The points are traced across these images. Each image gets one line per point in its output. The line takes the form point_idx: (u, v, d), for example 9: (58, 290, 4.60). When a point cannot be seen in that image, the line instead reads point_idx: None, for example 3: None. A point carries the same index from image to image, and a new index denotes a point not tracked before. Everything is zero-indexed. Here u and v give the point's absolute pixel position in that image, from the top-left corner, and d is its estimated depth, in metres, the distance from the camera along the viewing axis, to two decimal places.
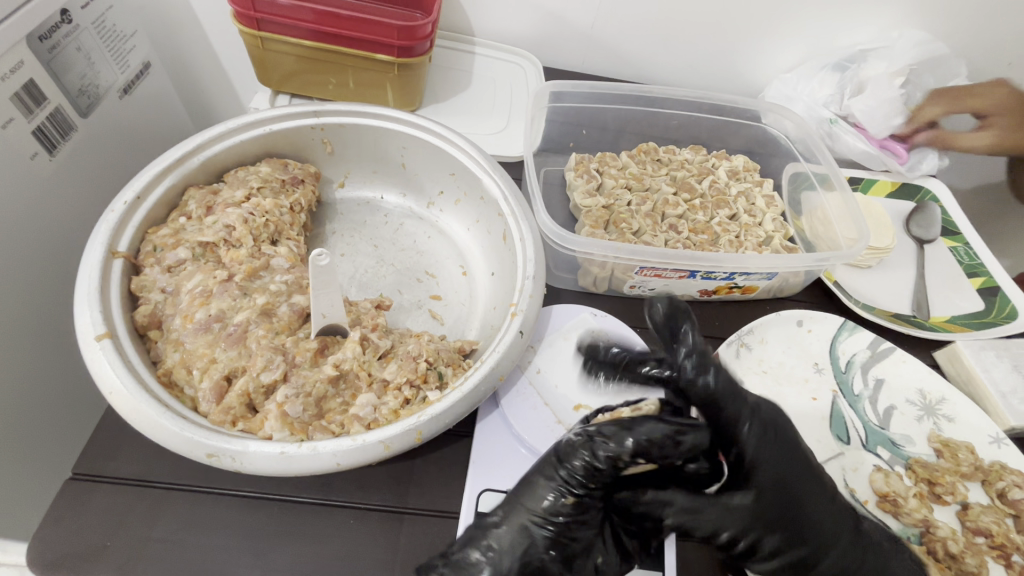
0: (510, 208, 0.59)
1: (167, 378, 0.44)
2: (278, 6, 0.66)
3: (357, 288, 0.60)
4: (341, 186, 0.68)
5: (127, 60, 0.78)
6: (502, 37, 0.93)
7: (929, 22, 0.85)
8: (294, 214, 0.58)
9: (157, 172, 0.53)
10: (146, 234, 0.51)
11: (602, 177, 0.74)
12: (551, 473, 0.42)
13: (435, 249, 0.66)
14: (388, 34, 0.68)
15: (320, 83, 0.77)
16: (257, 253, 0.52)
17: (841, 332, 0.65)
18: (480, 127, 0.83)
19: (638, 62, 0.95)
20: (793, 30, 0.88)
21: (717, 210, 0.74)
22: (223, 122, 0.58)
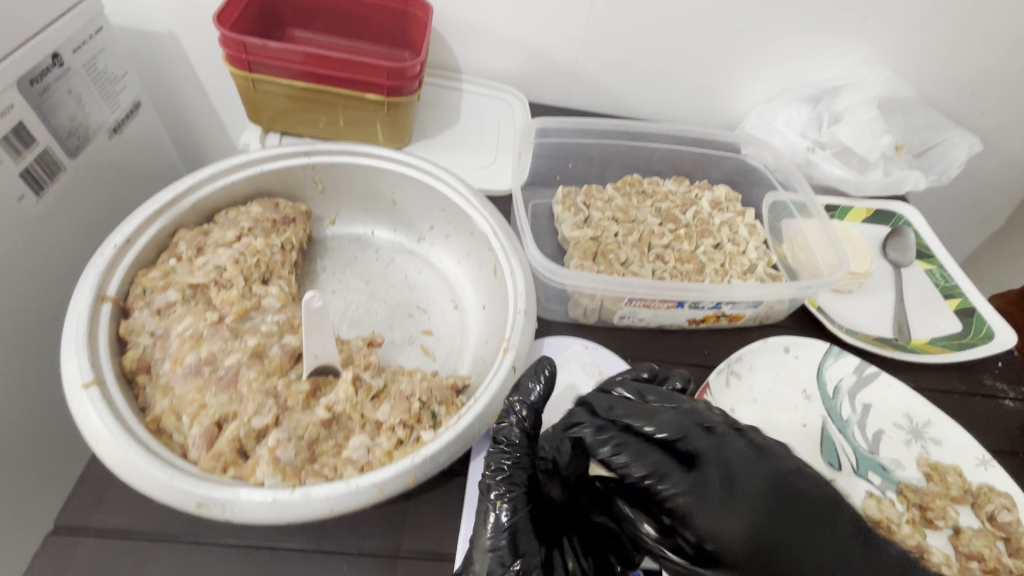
0: (500, 243, 0.60)
1: (156, 425, 0.43)
2: (269, 49, 0.67)
3: (348, 325, 0.59)
4: (332, 224, 0.68)
5: (117, 101, 0.81)
6: (488, 74, 0.96)
7: (891, 57, 0.91)
8: (285, 253, 0.58)
9: (147, 215, 0.53)
10: (136, 277, 0.50)
11: (589, 210, 0.76)
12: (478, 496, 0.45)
13: (426, 283, 0.66)
14: (377, 75, 0.70)
15: (310, 122, 0.78)
16: (248, 294, 0.52)
17: (827, 357, 0.66)
18: (469, 161, 0.85)
19: (620, 96, 0.98)
20: (764, 66, 0.93)
21: (702, 239, 0.76)
22: (214, 163, 0.59)
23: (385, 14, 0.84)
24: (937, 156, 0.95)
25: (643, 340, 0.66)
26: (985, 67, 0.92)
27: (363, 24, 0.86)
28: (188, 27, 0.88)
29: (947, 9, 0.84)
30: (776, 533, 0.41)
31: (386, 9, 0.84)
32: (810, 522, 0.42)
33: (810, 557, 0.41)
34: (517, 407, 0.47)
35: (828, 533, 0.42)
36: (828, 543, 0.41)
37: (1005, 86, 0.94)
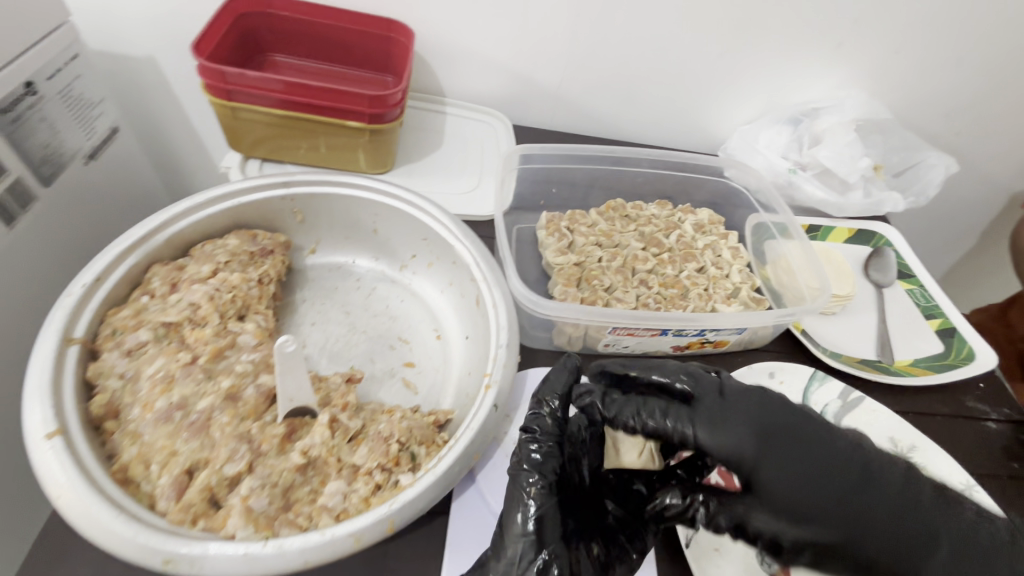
0: (482, 274, 0.59)
1: (123, 474, 0.41)
2: (248, 78, 0.67)
3: (328, 359, 0.58)
4: (312, 253, 0.67)
5: (93, 127, 0.81)
6: (472, 97, 0.96)
7: (868, 79, 0.93)
8: (262, 286, 0.57)
9: (118, 252, 0.51)
10: (106, 317, 0.49)
11: (572, 235, 0.76)
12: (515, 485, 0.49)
13: (408, 312, 0.65)
14: (358, 103, 0.70)
15: (291, 148, 0.77)
16: (223, 331, 0.51)
17: (812, 382, 0.66)
18: (452, 186, 0.84)
19: (603, 118, 0.99)
20: (744, 89, 0.94)
21: (685, 263, 0.76)
22: (189, 197, 0.58)
23: (367, 39, 0.84)
24: (916, 176, 0.96)
25: None
26: (958, 89, 0.94)
27: (345, 49, 0.86)
28: (168, 52, 0.88)
29: (919, 33, 0.86)
30: (761, 442, 0.49)
31: (368, 35, 0.84)
32: (804, 462, 0.48)
33: (795, 468, 0.47)
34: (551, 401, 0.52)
35: (812, 445, 0.48)
36: (809, 444, 0.48)
37: (977, 108, 0.96)
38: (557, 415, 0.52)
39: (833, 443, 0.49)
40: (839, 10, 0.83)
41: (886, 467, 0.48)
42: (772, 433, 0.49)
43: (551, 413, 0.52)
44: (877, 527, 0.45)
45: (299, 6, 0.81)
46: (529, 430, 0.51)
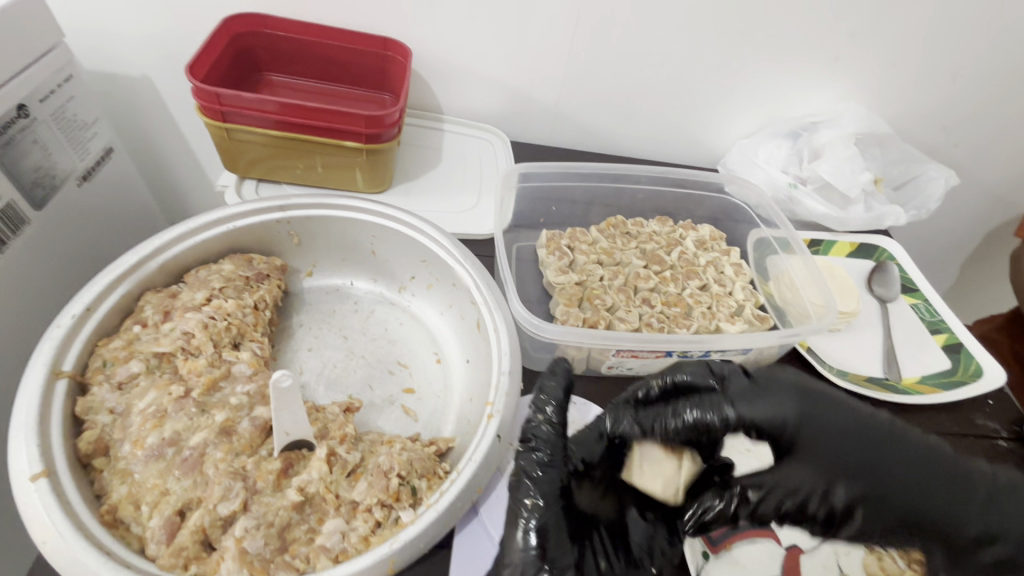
0: (483, 297, 0.58)
1: (111, 516, 0.40)
2: (243, 99, 0.66)
3: (325, 386, 0.57)
4: (309, 276, 0.66)
5: (87, 148, 0.80)
6: (470, 114, 0.96)
7: (866, 93, 0.93)
8: (258, 312, 0.56)
9: (110, 280, 0.50)
10: (96, 348, 0.48)
11: (573, 253, 0.75)
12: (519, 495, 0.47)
13: (407, 336, 0.64)
14: (355, 123, 0.69)
15: (287, 168, 0.76)
16: (217, 361, 0.49)
17: None
18: (450, 204, 0.84)
19: (602, 133, 0.99)
20: (742, 103, 0.94)
21: (687, 280, 0.75)
22: (183, 222, 0.57)
23: (364, 57, 0.84)
24: (916, 189, 0.96)
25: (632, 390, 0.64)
26: (955, 101, 0.94)
27: (342, 68, 0.85)
28: (164, 72, 0.87)
29: (916, 46, 0.87)
30: (803, 421, 0.52)
31: (365, 53, 0.83)
32: (881, 446, 0.51)
33: (837, 437, 0.51)
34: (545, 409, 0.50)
35: (852, 420, 0.52)
36: (840, 421, 0.52)
37: (975, 120, 0.96)
38: (559, 425, 0.50)
39: (867, 417, 0.53)
40: (835, 24, 0.84)
41: (919, 439, 0.52)
42: (813, 411, 0.52)
43: (551, 422, 0.50)
44: (915, 488, 0.50)
45: (295, 26, 0.80)
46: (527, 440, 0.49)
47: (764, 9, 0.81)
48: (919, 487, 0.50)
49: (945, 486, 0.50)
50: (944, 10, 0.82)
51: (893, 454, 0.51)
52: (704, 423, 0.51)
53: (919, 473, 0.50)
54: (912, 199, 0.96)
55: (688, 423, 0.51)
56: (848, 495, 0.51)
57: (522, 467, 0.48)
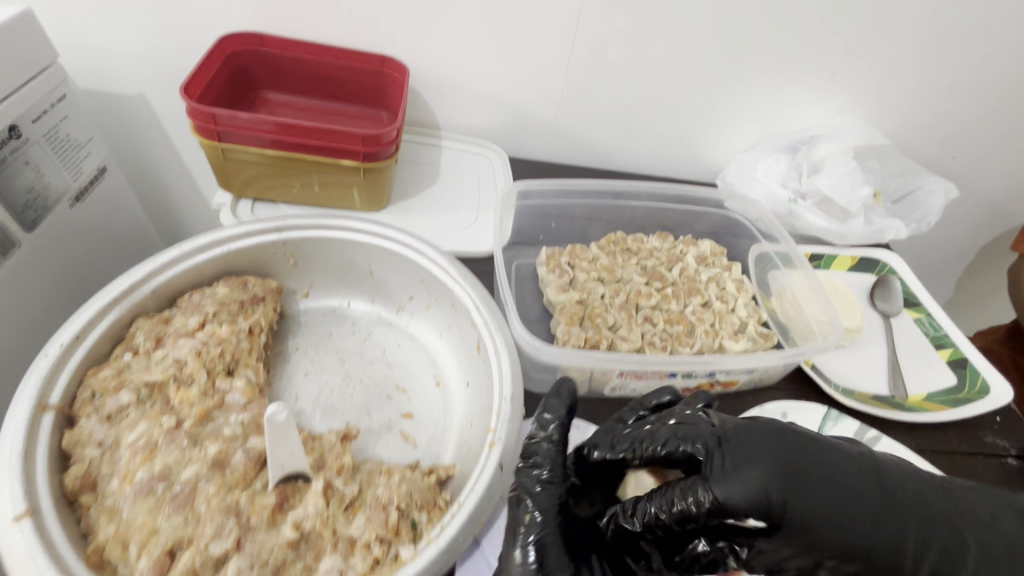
0: (483, 319, 0.57)
1: (98, 557, 0.38)
2: (238, 119, 0.66)
3: (322, 412, 0.56)
4: (305, 297, 0.65)
5: (80, 167, 0.79)
6: (468, 130, 0.96)
7: (863, 107, 0.93)
8: (253, 337, 0.54)
9: (99, 307, 0.49)
10: (85, 378, 0.46)
11: (573, 271, 0.74)
12: (519, 505, 0.46)
13: (406, 358, 0.63)
14: (352, 142, 0.69)
15: (283, 187, 0.76)
16: (210, 390, 0.48)
17: (827, 422, 0.64)
18: (448, 222, 0.83)
19: (601, 149, 0.98)
20: (740, 118, 0.94)
21: (689, 298, 0.74)
22: (176, 245, 0.56)
23: (361, 75, 0.83)
24: (915, 202, 0.96)
25: None
26: (951, 114, 0.94)
27: (338, 85, 0.85)
28: (160, 91, 0.87)
29: (911, 60, 0.87)
30: (791, 494, 0.42)
31: (362, 70, 0.83)
32: (823, 482, 0.43)
33: (822, 492, 0.42)
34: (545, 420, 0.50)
35: (831, 476, 0.43)
36: (835, 477, 0.43)
37: (972, 132, 0.96)
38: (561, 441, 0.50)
39: (838, 458, 0.45)
40: (832, 38, 0.84)
41: (896, 471, 0.45)
42: (792, 473, 0.43)
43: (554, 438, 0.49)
44: (917, 511, 0.43)
45: (291, 44, 0.80)
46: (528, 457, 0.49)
47: (760, 24, 0.81)
48: (875, 534, 0.42)
49: (914, 527, 0.42)
50: (939, 24, 0.82)
51: (863, 504, 0.43)
52: (676, 497, 0.44)
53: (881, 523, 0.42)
54: (911, 213, 0.96)
55: (675, 509, 0.44)
56: (841, 567, 0.42)
57: (524, 480, 0.47)
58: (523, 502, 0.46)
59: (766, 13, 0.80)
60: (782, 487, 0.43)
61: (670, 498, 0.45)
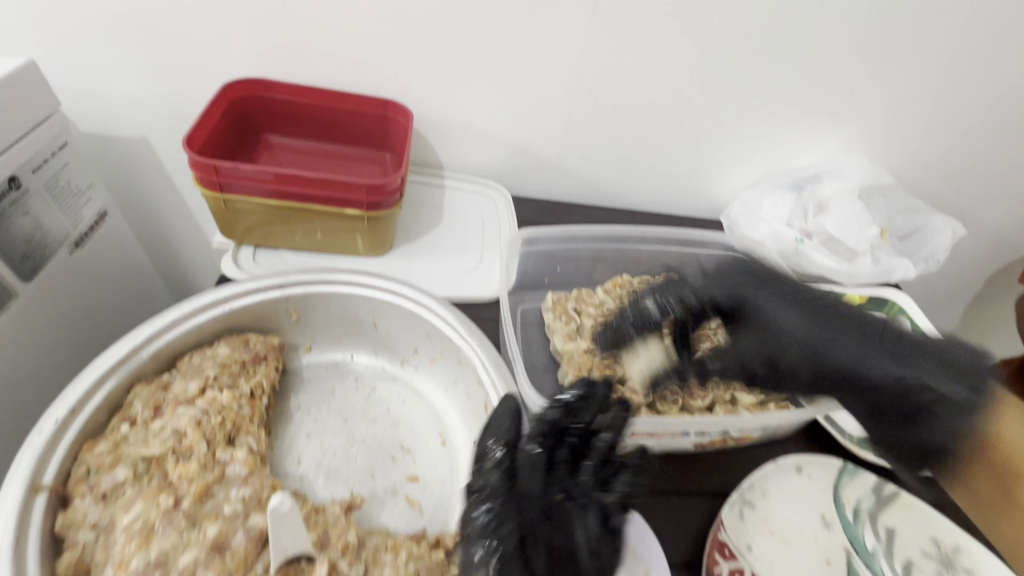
0: (490, 378, 0.56)
1: None
2: (239, 170, 0.65)
3: (324, 476, 0.54)
4: (308, 350, 0.64)
5: (80, 214, 0.78)
6: (471, 170, 0.95)
7: (866, 145, 0.93)
8: (255, 401, 0.53)
9: (97, 377, 0.47)
10: (80, 452, 0.45)
11: (580, 317, 0.73)
12: (472, 540, 0.46)
13: (410, 415, 0.61)
14: (355, 191, 0.68)
15: (285, 234, 0.75)
16: (210, 462, 0.46)
17: (843, 476, 0.63)
18: (451, 266, 0.82)
19: (604, 186, 0.98)
20: (744, 155, 0.94)
21: (699, 344, 0.73)
22: (177, 305, 0.54)
23: (365, 119, 0.83)
24: (920, 240, 0.95)
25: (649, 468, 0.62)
26: (953, 151, 0.94)
27: (342, 128, 0.85)
28: (162, 134, 0.86)
29: (913, 100, 0.87)
30: (751, 290, 0.64)
31: (366, 115, 0.83)
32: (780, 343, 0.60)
33: (798, 338, 0.59)
34: (495, 455, 0.49)
35: (782, 329, 0.60)
36: (799, 332, 0.59)
37: (975, 168, 0.96)
38: (510, 453, 0.49)
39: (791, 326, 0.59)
40: (834, 79, 0.84)
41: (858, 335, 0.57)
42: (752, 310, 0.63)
43: (501, 453, 0.49)
44: (867, 341, 0.56)
45: (295, 90, 0.80)
46: (479, 488, 0.48)
47: (763, 65, 0.82)
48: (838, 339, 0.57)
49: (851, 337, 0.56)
50: (939, 65, 0.83)
51: (826, 336, 0.58)
52: (568, 440, 0.51)
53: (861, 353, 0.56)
54: (917, 251, 0.96)
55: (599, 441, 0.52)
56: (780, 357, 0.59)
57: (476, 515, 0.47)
58: (477, 538, 0.45)
59: (769, 55, 0.80)
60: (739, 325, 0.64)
61: (567, 444, 0.51)
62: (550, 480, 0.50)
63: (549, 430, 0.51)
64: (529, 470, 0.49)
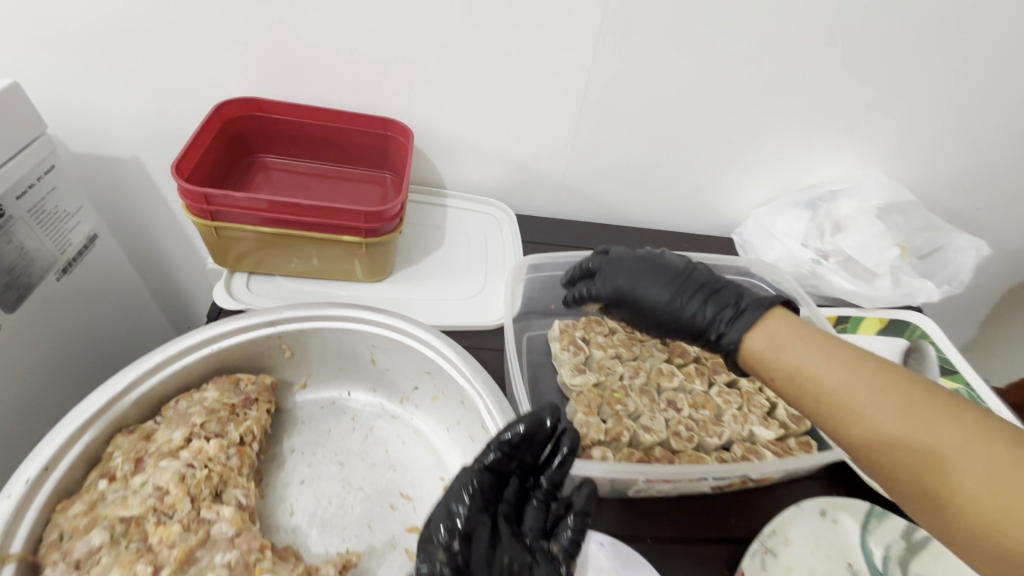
0: (495, 423, 0.52)
1: None
2: (231, 198, 0.62)
3: (318, 528, 0.51)
4: (302, 388, 0.61)
5: (68, 239, 0.74)
6: (473, 188, 0.92)
7: (885, 161, 0.89)
8: (244, 450, 0.50)
9: (73, 430, 0.44)
10: (54, 514, 0.42)
11: (589, 347, 0.69)
12: None
13: (410, 457, 0.58)
14: (354, 219, 0.65)
15: (281, 262, 0.72)
16: (194, 522, 0.43)
17: (870, 519, 0.59)
18: (453, 291, 0.78)
19: (611, 203, 0.94)
20: (758, 172, 0.90)
21: (713, 376, 0.71)
22: (162, 346, 0.51)
23: (362, 138, 0.80)
24: (940, 260, 0.92)
25: (663, 513, 0.58)
26: (975, 168, 0.91)
27: (340, 148, 0.82)
28: (153, 153, 0.83)
29: (936, 116, 0.83)
30: (638, 272, 0.63)
31: (363, 134, 0.80)
32: (690, 306, 0.60)
33: (666, 301, 0.61)
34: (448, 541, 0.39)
35: (687, 290, 0.61)
36: (698, 290, 0.60)
37: (997, 185, 0.93)
38: (472, 514, 0.41)
39: (691, 286, 0.61)
40: (854, 94, 0.80)
41: (736, 296, 0.58)
42: (674, 277, 0.62)
43: (461, 517, 0.41)
44: (717, 303, 0.58)
45: (289, 109, 0.76)
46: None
47: (781, 80, 0.78)
48: (702, 300, 0.59)
49: (711, 301, 0.58)
50: (964, 80, 0.79)
51: (694, 301, 0.59)
52: (511, 480, 0.46)
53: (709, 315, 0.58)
54: (937, 272, 0.93)
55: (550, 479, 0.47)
56: (716, 320, 0.57)
57: None
58: None
59: (787, 70, 0.77)
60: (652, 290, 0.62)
61: (511, 485, 0.46)
62: (497, 536, 0.43)
63: (490, 474, 0.44)
64: (479, 534, 0.42)
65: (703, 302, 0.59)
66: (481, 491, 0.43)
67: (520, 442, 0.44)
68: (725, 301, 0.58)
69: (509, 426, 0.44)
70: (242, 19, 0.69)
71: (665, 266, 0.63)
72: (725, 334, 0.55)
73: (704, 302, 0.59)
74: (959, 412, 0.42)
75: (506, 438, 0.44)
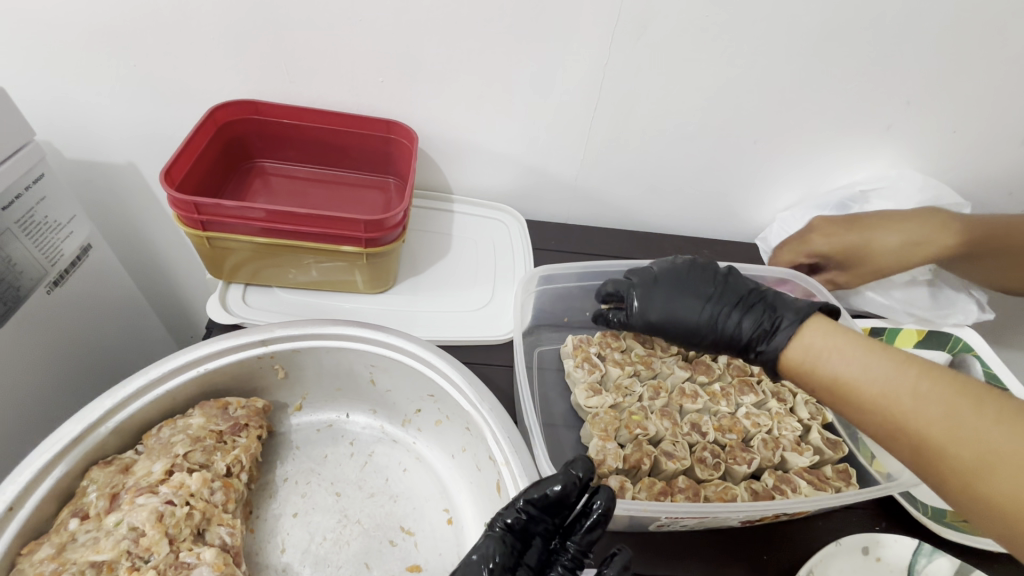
0: (503, 455, 0.48)
1: None
2: (224, 208, 0.58)
3: (312, 567, 0.48)
4: (298, 410, 0.58)
5: (59, 250, 0.71)
6: (482, 192, 0.87)
7: (924, 161, 0.83)
8: (230, 482, 0.48)
9: (43, 465, 0.42)
10: (20, 555, 0.40)
11: (605, 365, 0.64)
12: None
13: (413, 485, 0.55)
14: (354, 228, 0.61)
15: (280, 274, 0.68)
16: (171, 568, 0.42)
17: (919, 558, 0.53)
18: (460, 302, 0.74)
19: (626, 208, 0.89)
20: (784, 174, 0.84)
21: (741, 396, 0.66)
22: (144, 370, 0.49)
23: (364, 142, 0.76)
24: None
25: (688, 549, 0.53)
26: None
27: (341, 153, 0.78)
28: (148, 158, 0.80)
29: (981, 113, 0.77)
30: (657, 292, 0.60)
31: (364, 137, 0.76)
32: (729, 323, 0.58)
33: (702, 321, 0.59)
34: None
35: (718, 303, 0.59)
36: (727, 302, 0.59)
37: None
38: None
39: (719, 297, 0.59)
40: (891, 90, 0.74)
41: (766, 303, 0.58)
42: (699, 291, 0.60)
43: None
44: (752, 312, 0.57)
45: (287, 111, 0.73)
46: None
47: (811, 76, 0.72)
48: (736, 312, 0.58)
49: (747, 314, 0.57)
50: (1014, 73, 0.73)
51: (730, 314, 0.58)
52: (535, 541, 0.42)
53: (750, 329, 0.56)
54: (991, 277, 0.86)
55: (578, 543, 0.43)
56: (761, 335, 0.56)
57: None
58: None
59: (817, 66, 0.71)
60: (685, 309, 0.59)
61: (534, 547, 0.42)
62: None
63: (513, 533, 0.42)
64: None
65: (739, 316, 0.57)
66: (504, 558, 0.40)
67: (549, 503, 0.42)
68: (759, 308, 0.57)
69: (538, 485, 0.42)
70: (235, 19, 0.65)
71: (689, 282, 0.61)
72: (767, 351, 0.55)
73: (743, 313, 0.57)
74: (1012, 415, 0.41)
75: (534, 498, 0.42)
